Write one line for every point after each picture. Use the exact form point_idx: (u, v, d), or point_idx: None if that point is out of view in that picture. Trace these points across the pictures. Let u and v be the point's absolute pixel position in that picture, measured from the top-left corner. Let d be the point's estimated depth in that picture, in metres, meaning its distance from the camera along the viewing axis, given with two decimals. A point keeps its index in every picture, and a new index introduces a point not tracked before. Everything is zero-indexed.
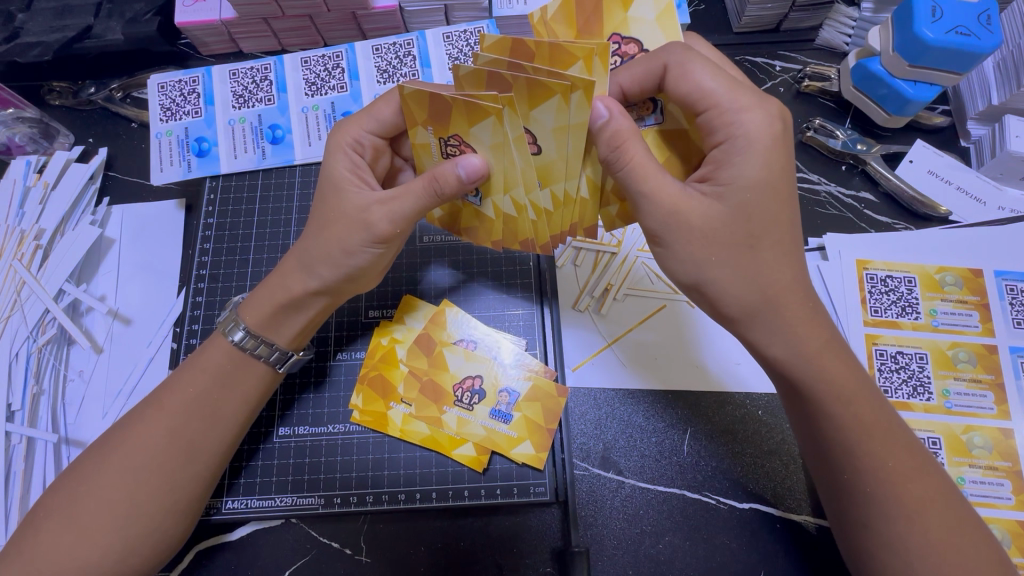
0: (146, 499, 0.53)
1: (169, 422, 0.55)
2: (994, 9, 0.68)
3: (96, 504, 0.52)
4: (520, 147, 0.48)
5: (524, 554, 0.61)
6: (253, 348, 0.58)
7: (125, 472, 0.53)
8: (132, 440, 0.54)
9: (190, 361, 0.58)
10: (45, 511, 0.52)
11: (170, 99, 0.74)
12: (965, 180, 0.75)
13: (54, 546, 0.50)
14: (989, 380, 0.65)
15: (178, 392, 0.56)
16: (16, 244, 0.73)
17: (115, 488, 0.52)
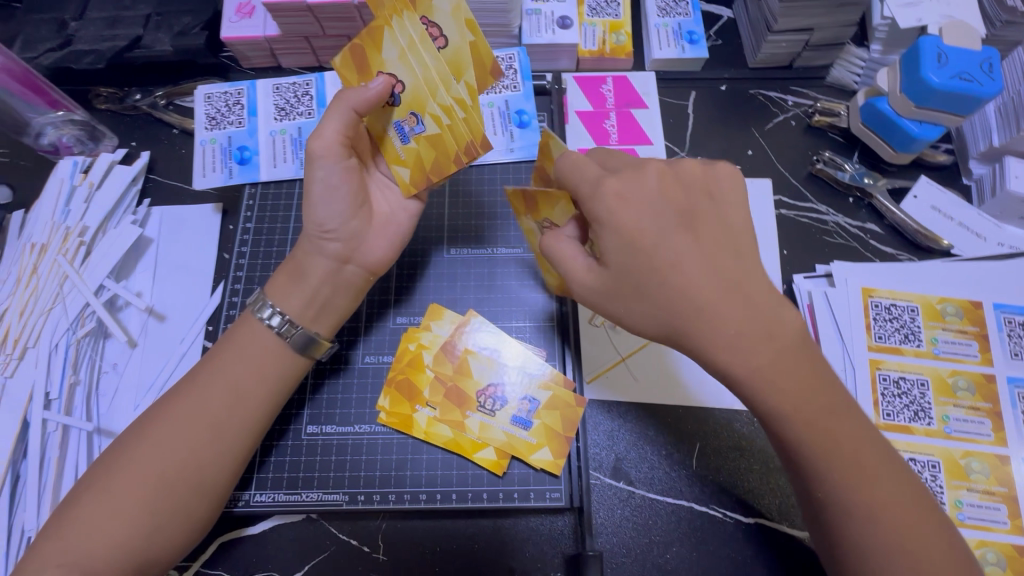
0: (180, 481, 0.54)
1: (205, 407, 0.57)
2: (995, 57, 0.72)
3: (132, 484, 0.53)
4: (424, 45, 0.56)
5: (537, 557, 0.64)
6: (276, 325, 0.61)
7: (161, 454, 0.54)
8: (170, 424, 0.56)
9: (224, 347, 0.61)
10: (80, 492, 0.54)
11: (216, 109, 0.79)
12: (966, 216, 0.79)
13: (87, 524, 0.51)
14: (987, 408, 0.68)
15: (215, 382, 0.58)
16: (60, 239, 0.76)
17: (151, 469, 0.54)
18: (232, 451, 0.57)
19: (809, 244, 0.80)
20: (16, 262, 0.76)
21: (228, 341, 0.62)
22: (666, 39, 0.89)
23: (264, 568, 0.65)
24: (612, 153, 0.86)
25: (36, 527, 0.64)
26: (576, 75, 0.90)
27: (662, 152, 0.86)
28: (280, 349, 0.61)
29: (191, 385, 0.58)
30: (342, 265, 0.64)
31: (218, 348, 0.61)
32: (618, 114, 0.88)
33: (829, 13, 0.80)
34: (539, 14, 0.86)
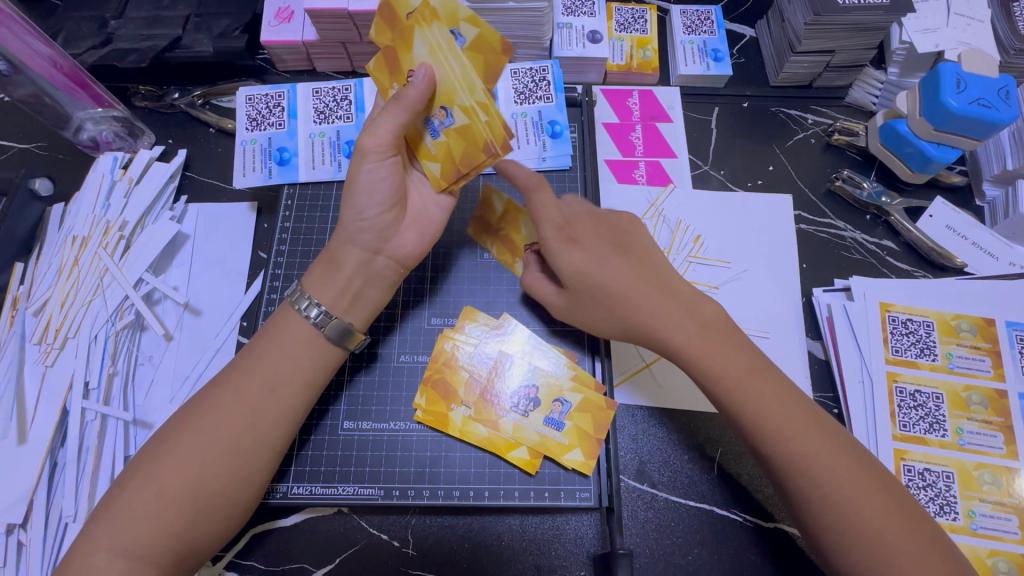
0: (225, 469, 0.56)
1: (250, 398, 0.59)
2: (1012, 85, 0.75)
3: (180, 470, 0.55)
4: (445, 54, 0.61)
5: (563, 555, 0.66)
6: (313, 316, 0.63)
7: (208, 442, 0.56)
8: (216, 413, 0.57)
9: (264, 339, 0.63)
10: (129, 477, 0.55)
11: (257, 110, 0.81)
12: (980, 236, 0.82)
13: (137, 508, 0.53)
14: (999, 422, 0.71)
15: (260, 374, 0.60)
16: (101, 233, 0.77)
17: (198, 457, 0.55)
18: (275, 441, 0.59)
19: (828, 259, 0.83)
20: (57, 254, 0.77)
21: (270, 334, 0.63)
22: (691, 56, 0.92)
23: (297, 560, 0.66)
24: (638, 164, 0.88)
25: (76, 513, 0.66)
26: (603, 88, 0.93)
27: (686, 165, 0.88)
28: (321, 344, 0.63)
29: (236, 376, 0.60)
30: (372, 256, 0.66)
31: (260, 341, 0.63)
32: (644, 127, 0.90)
33: (851, 37, 0.83)
34: (570, 28, 0.88)
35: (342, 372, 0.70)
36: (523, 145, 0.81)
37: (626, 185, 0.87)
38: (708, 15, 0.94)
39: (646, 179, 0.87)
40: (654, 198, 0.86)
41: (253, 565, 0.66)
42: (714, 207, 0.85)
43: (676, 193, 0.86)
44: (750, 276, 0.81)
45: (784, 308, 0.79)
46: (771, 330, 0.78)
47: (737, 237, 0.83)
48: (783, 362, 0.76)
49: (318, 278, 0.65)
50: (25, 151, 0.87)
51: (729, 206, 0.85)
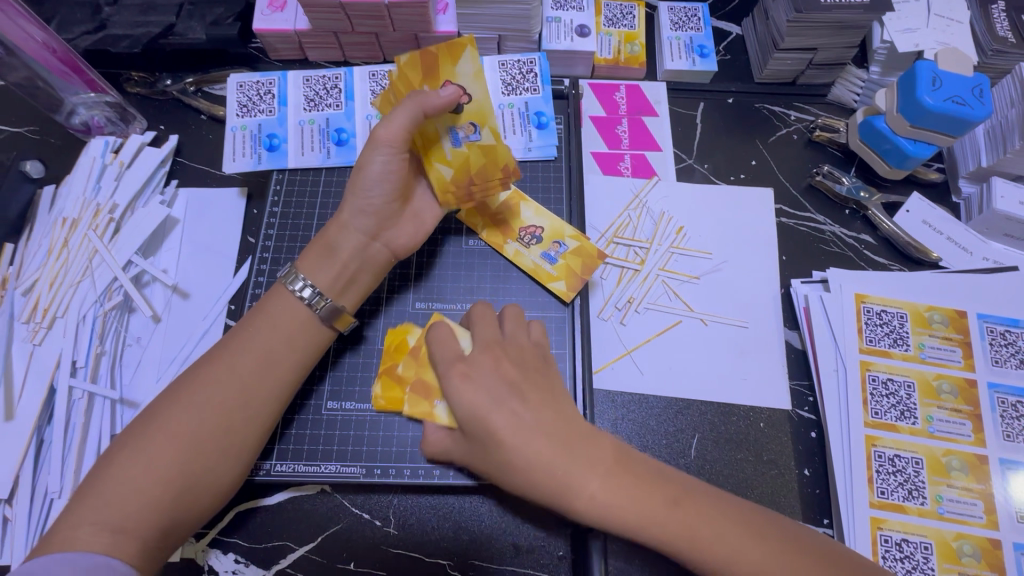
0: (212, 442, 0.57)
1: (234, 374, 0.60)
2: (986, 84, 0.77)
3: (166, 441, 0.55)
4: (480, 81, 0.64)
5: (542, 536, 0.67)
6: (303, 294, 0.65)
7: (193, 415, 0.57)
8: (201, 388, 0.58)
9: (254, 313, 0.65)
10: (116, 450, 0.55)
11: (248, 97, 0.82)
12: (955, 231, 0.84)
13: (123, 479, 0.53)
14: (968, 411, 0.72)
15: (247, 351, 0.61)
16: (91, 215, 0.78)
17: (184, 429, 0.56)
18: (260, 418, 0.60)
19: (807, 252, 0.84)
20: (47, 235, 0.78)
21: (259, 310, 0.65)
22: (677, 52, 0.93)
23: (280, 538, 0.67)
24: (623, 157, 0.90)
25: (62, 488, 0.67)
26: (591, 82, 0.95)
27: (670, 159, 0.90)
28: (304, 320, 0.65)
29: (219, 351, 0.61)
30: (370, 242, 0.69)
31: (250, 320, 0.64)
32: (630, 120, 0.92)
33: (833, 35, 0.85)
34: (559, 22, 0.90)
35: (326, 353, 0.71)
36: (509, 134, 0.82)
37: (611, 176, 0.88)
38: (695, 12, 0.96)
39: (631, 171, 0.89)
40: (638, 189, 0.87)
41: (237, 542, 0.67)
42: (698, 200, 0.87)
43: (660, 185, 0.88)
44: (731, 268, 0.82)
45: (762, 299, 0.81)
46: (751, 320, 0.79)
47: (720, 228, 0.85)
48: (759, 351, 0.77)
49: (313, 261, 0.66)
50: (17, 134, 0.88)
51: (710, 199, 0.87)
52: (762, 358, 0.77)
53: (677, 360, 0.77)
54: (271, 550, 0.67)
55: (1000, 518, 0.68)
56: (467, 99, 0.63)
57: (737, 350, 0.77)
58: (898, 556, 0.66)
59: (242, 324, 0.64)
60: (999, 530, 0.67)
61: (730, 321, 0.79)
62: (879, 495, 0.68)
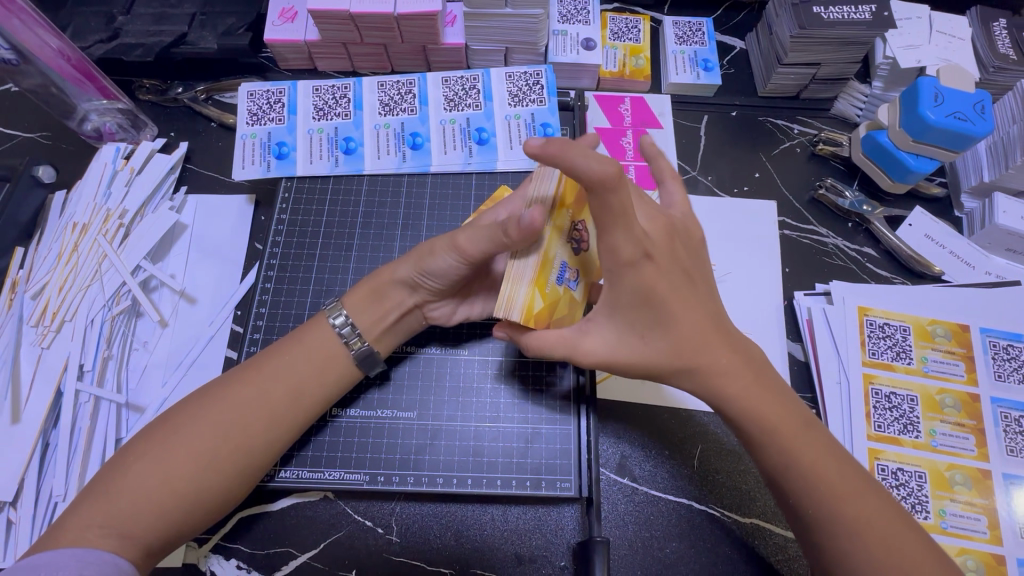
0: (230, 460, 0.57)
1: (261, 397, 0.59)
2: (987, 100, 0.78)
3: (181, 455, 0.55)
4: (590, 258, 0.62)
5: (544, 545, 0.67)
6: (339, 324, 0.64)
7: (212, 432, 0.56)
8: (223, 407, 0.58)
9: (290, 342, 0.64)
10: (125, 461, 0.55)
11: (258, 106, 0.83)
12: (957, 245, 0.84)
13: (134, 492, 0.53)
14: (972, 425, 0.72)
15: (278, 377, 0.60)
16: (101, 220, 0.79)
17: (202, 446, 0.56)
18: (275, 440, 0.60)
19: (810, 264, 0.85)
20: (58, 239, 0.79)
21: (296, 335, 0.64)
22: (682, 65, 0.95)
23: (282, 544, 0.67)
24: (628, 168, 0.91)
25: (65, 491, 0.67)
26: (596, 94, 0.95)
27: (674, 170, 0.91)
28: (336, 353, 0.64)
29: (246, 373, 0.60)
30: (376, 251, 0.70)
31: (287, 344, 0.63)
32: (635, 132, 0.93)
33: (836, 50, 0.86)
34: (565, 35, 0.91)
35: None
36: (515, 144, 0.82)
37: None
38: (699, 27, 0.97)
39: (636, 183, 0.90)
40: None
41: (239, 548, 0.67)
42: (702, 212, 0.87)
43: None
44: (734, 280, 0.83)
45: (766, 310, 0.81)
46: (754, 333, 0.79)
47: (722, 242, 0.85)
48: None
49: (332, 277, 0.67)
50: (30, 140, 0.89)
51: (715, 212, 0.87)
52: None
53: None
54: (272, 556, 0.67)
55: (1003, 533, 0.67)
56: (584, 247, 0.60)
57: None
58: None
59: (274, 350, 0.63)
60: (1003, 545, 0.67)
61: None
62: None
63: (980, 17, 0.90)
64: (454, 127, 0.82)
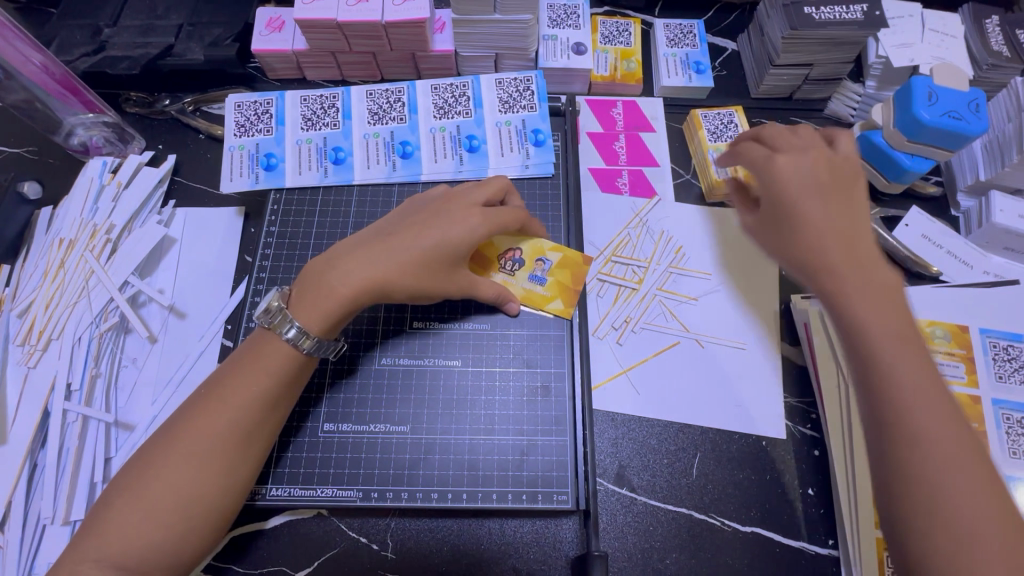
0: (215, 491, 0.55)
1: (233, 422, 0.57)
2: (981, 98, 0.77)
3: (164, 491, 0.53)
4: None
5: (542, 560, 0.66)
6: (289, 334, 0.60)
7: (191, 466, 0.54)
8: (198, 438, 0.55)
9: (247, 356, 0.60)
10: (113, 497, 0.54)
11: (246, 117, 0.82)
12: (954, 245, 0.83)
13: (123, 530, 0.52)
14: (973, 428, 0.71)
15: (248, 401, 0.58)
16: (88, 236, 0.78)
17: (183, 480, 0.54)
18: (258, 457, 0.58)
19: None
20: (44, 257, 0.78)
21: (256, 346, 0.60)
22: (674, 68, 0.94)
23: (276, 564, 0.66)
24: (621, 173, 0.90)
25: (53, 514, 0.66)
26: (588, 98, 0.95)
27: (668, 174, 0.90)
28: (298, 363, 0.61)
29: (209, 403, 0.57)
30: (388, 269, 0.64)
31: (244, 357, 0.60)
32: (627, 136, 0.92)
33: (828, 51, 0.85)
34: (555, 40, 0.90)
35: (323, 375, 0.70)
36: (506, 152, 0.81)
37: (609, 193, 0.88)
38: (691, 29, 0.97)
39: (629, 188, 0.89)
40: (637, 207, 0.87)
41: (232, 569, 0.66)
42: (697, 217, 0.87)
43: (659, 203, 0.88)
44: (731, 286, 0.82)
45: (763, 315, 0.80)
46: (750, 341, 0.79)
47: (717, 246, 0.84)
48: (759, 370, 0.77)
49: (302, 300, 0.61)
50: (16, 156, 0.88)
51: (710, 216, 0.87)
52: (761, 375, 0.76)
53: (669, 381, 0.76)
54: None
55: None
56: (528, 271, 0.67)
57: (720, 369, 0.77)
58: None
59: (236, 370, 0.59)
60: None
61: (730, 339, 0.79)
62: None
63: (972, 15, 0.90)
64: (444, 135, 0.81)
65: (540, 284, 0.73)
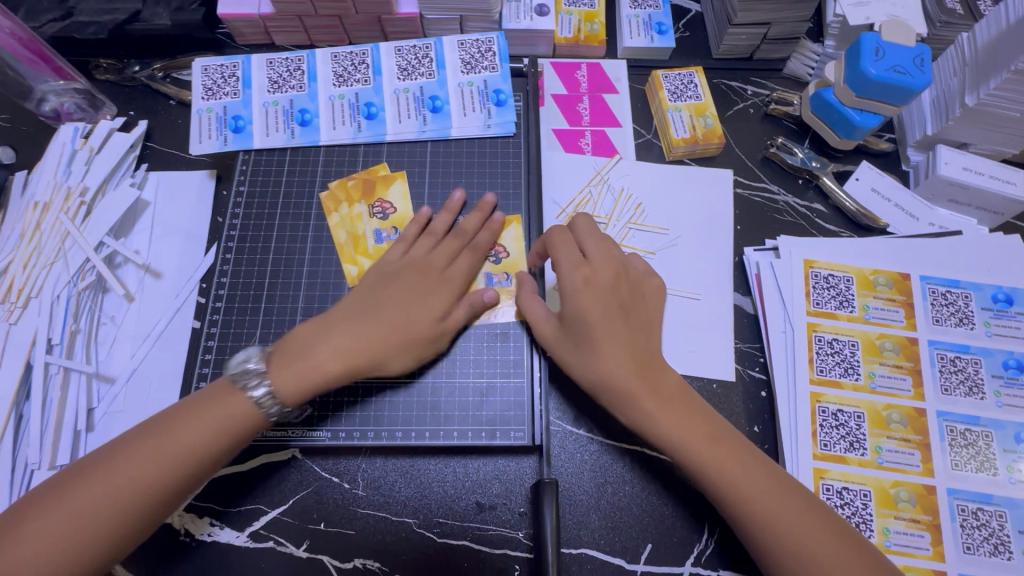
0: (119, 522, 0.54)
1: (156, 458, 0.56)
2: (927, 53, 0.79)
3: (65, 517, 0.52)
4: None
5: (501, 493, 0.71)
6: (258, 396, 0.60)
7: (99, 497, 0.54)
8: (117, 465, 0.55)
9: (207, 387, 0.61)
10: (13, 517, 0.52)
11: (213, 81, 0.84)
12: (902, 198, 0.87)
13: (21, 550, 0.51)
14: (909, 366, 0.76)
15: (180, 440, 0.57)
16: (62, 198, 0.80)
17: (88, 509, 0.53)
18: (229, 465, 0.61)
19: (760, 220, 0.87)
20: (20, 219, 0.80)
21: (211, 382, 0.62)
22: (637, 29, 0.95)
23: (253, 502, 0.71)
24: (584, 133, 0.92)
25: (39, 460, 0.69)
26: (553, 60, 0.97)
27: (630, 135, 0.93)
28: (247, 416, 0.60)
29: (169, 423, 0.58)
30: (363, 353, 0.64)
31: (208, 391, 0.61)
32: (591, 97, 0.94)
33: (785, 9, 0.87)
34: (519, 2, 0.92)
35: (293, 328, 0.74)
36: (468, 112, 0.83)
37: (573, 153, 0.91)
38: None
39: (592, 149, 0.91)
40: (600, 166, 0.90)
41: (211, 507, 0.70)
42: (658, 176, 0.89)
43: (621, 163, 0.90)
44: (687, 242, 0.85)
45: (716, 267, 0.84)
46: (704, 292, 0.82)
47: (675, 204, 0.88)
48: (712, 319, 0.81)
49: (284, 371, 0.61)
50: None
51: (671, 174, 0.90)
52: (713, 324, 0.80)
53: None
54: (245, 513, 0.70)
55: (936, 465, 0.71)
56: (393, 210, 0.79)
57: None
58: (839, 503, 0.69)
59: (182, 407, 0.60)
60: (935, 476, 0.71)
61: (683, 292, 0.82)
62: (822, 447, 0.72)
63: None
64: (408, 96, 0.83)
65: (372, 238, 0.78)
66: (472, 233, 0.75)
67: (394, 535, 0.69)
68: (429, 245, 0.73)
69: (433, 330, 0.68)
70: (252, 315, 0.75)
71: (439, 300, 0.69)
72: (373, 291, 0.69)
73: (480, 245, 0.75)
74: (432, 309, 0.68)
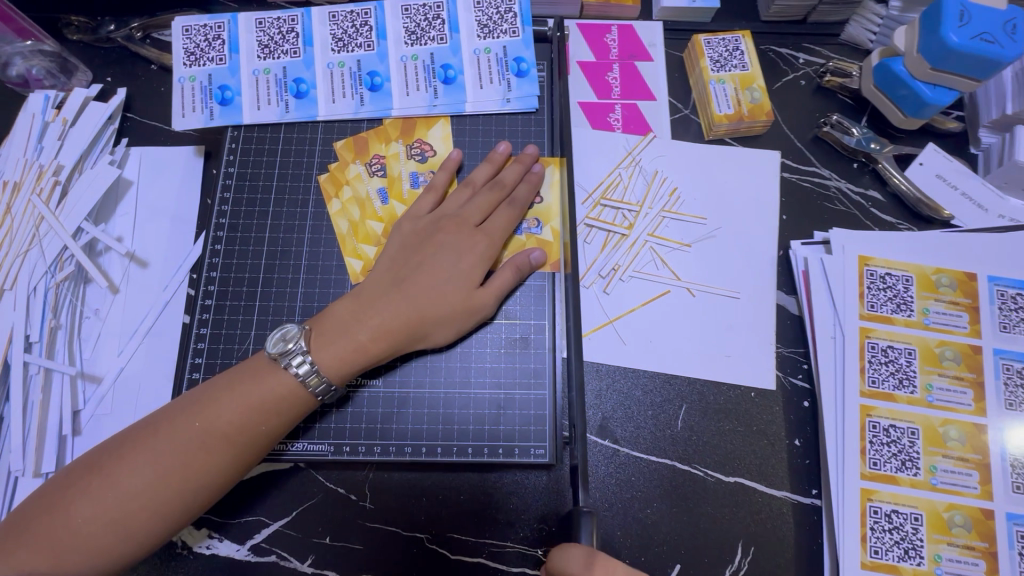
0: (171, 500, 0.54)
1: (203, 436, 0.55)
2: (1020, 18, 0.68)
3: (119, 497, 0.53)
4: None
5: (520, 509, 0.66)
6: (299, 369, 0.58)
7: (147, 474, 0.53)
8: (159, 446, 0.54)
9: (238, 375, 0.58)
10: (57, 499, 0.53)
11: (195, 44, 0.74)
12: (970, 186, 0.77)
13: (76, 529, 0.52)
14: (971, 379, 0.69)
15: (225, 415, 0.56)
16: (34, 178, 0.73)
17: (138, 491, 0.53)
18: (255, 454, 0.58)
19: (808, 210, 0.78)
20: None
21: (243, 365, 0.60)
22: None
23: (253, 513, 0.66)
24: (613, 108, 0.82)
25: (21, 467, 0.64)
26: (580, 22, 0.86)
27: (665, 109, 0.83)
28: (293, 395, 0.58)
29: (200, 408, 0.56)
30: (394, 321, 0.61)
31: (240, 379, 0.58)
32: (622, 66, 0.84)
33: None
34: None
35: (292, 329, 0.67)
36: (485, 83, 0.73)
37: (601, 131, 0.81)
38: None
39: (622, 125, 0.82)
40: (632, 146, 0.81)
41: (208, 518, 0.66)
42: (695, 158, 0.80)
43: (655, 142, 0.81)
44: (727, 234, 0.77)
45: (758, 262, 0.76)
46: (744, 290, 0.74)
47: (715, 191, 0.79)
48: (752, 321, 0.73)
49: (328, 337, 0.60)
50: None
51: (711, 154, 0.80)
52: (753, 327, 0.73)
53: (626, 349, 0.72)
54: (244, 524, 0.66)
55: (995, 488, 0.65)
56: (431, 152, 0.72)
57: (689, 328, 0.73)
58: (886, 527, 0.64)
59: (222, 381, 0.58)
60: (993, 500, 0.65)
61: (722, 290, 0.74)
62: (871, 466, 0.66)
63: None
64: (416, 65, 0.73)
65: (378, 199, 0.71)
66: (510, 186, 0.69)
67: (404, 552, 0.65)
68: (464, 196, 0.68)
69: (471, 301, 0.64)
70: (246, 314, 0.68)
71: (476, 267, 0.65)
72: (407, 256, 0.65)
73: (519, 199, 0.68)
74: (470, 277, 0.64)
